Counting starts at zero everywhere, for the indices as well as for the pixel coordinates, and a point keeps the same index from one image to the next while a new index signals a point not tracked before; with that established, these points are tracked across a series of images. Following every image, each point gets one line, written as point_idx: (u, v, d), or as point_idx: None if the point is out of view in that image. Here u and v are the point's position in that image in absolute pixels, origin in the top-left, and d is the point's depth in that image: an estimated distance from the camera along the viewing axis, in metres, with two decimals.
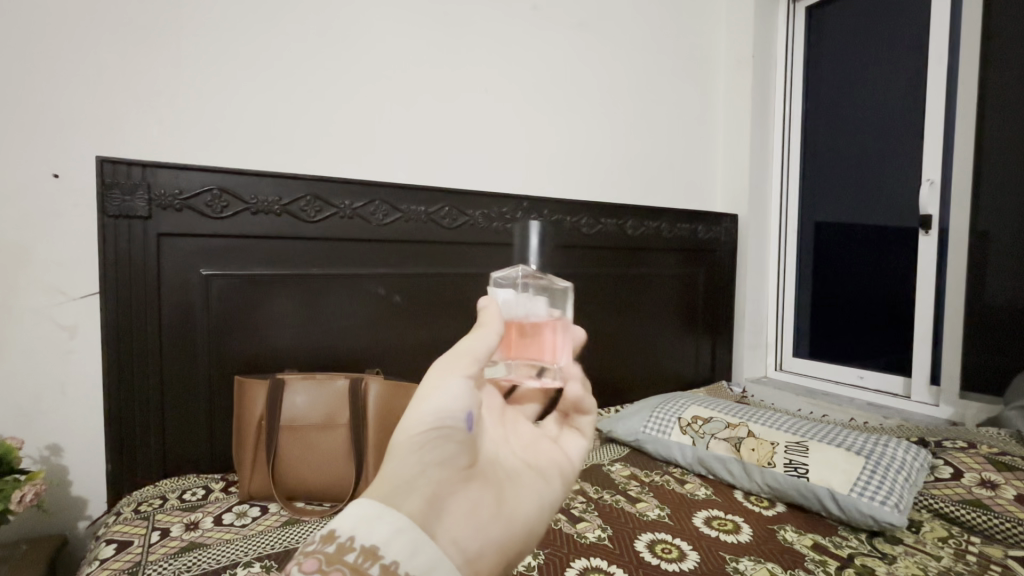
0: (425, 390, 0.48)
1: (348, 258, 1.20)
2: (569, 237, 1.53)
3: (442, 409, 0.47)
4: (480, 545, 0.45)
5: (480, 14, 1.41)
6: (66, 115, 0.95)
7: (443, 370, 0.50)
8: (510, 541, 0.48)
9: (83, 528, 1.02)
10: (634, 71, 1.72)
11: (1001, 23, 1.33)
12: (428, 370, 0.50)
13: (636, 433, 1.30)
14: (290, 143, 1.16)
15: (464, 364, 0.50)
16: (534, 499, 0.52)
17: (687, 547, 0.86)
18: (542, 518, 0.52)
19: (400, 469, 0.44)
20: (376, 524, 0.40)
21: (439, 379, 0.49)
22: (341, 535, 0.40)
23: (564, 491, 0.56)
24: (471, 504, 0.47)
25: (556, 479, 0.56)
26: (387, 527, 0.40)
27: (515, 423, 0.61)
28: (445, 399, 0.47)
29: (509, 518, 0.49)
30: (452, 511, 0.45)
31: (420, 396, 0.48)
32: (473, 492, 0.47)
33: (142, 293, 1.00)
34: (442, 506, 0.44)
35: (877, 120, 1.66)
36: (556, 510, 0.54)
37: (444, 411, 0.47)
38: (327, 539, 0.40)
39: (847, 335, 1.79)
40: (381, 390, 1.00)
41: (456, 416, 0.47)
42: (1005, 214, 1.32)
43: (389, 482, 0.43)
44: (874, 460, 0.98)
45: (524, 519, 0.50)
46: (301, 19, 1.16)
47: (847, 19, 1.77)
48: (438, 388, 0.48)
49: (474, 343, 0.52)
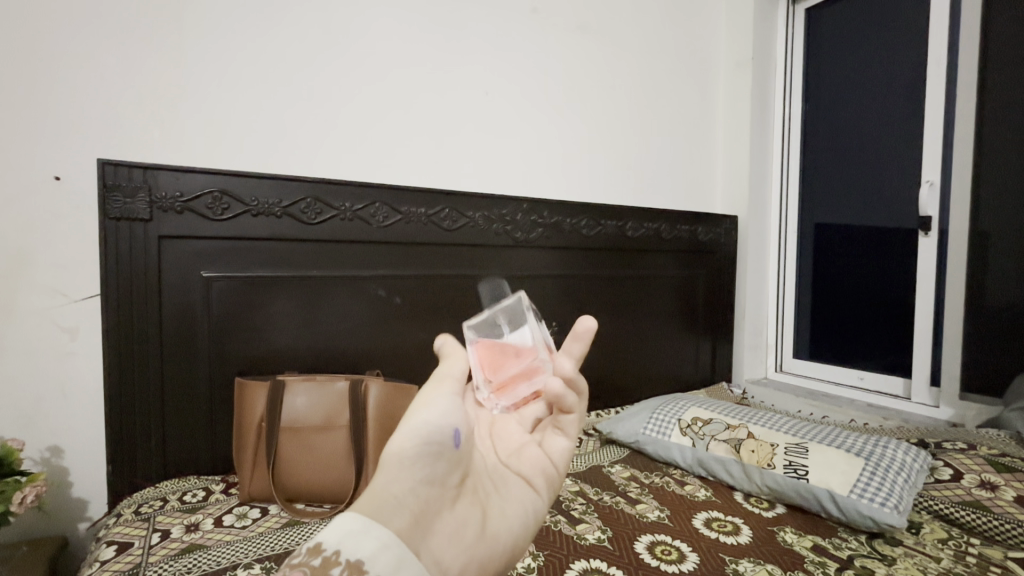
0: (414, 407, 0.48)
1: (349, 259, 1.20)
2: (569, 239, 1.53)
3: (429, 427, 0.46)
4: (463, 564, 0.45)
5: (480, 16, 1.41)
6: (65, 117, 0.96)
7: (431, 393, 0.51)
8: (494, 559, 0.48)
9: (84, 529, 1.02)
10: (636, 72, 1.73)
11: (1001, 23, 1.33)
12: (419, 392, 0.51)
13: (637, 434, 1.30)
14: (291, 145, 1.17)
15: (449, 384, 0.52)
16: (519, 511, 0.52)
17: (687, 548, 0.86)
18: (527, 534, 0.53)
19: (390, 487, 0.44)
20: (362, 540, 0.40)
21: (429, 396, 0.50)
22: (327, 548, 0.39)
23: (551, 496, 0.57)
24: (459, 522, 0.47)
25: (542, 487, 0.56)
26: (372, 543, 0.40)
27: (500, 434, 0.60)
28: (434, 417, 0.47)
29: (493, 536, 0.48)
30: (439, 528, 0.45)
31: (409, 413, 0.48)
32: (459, 510, 0.47)
33: (143, 295, 1.00)
34: (431, 524, 0.44)
35: (877, 121, 1.66)
36: (538, 525, 0.54)
37: (431, 428, 0.46)
38: (314, 552, 0.39)
39: (846, 335, 1.79)
40: (381, 391, 1.01)
41: (450, 434, 0.47)
42: (1005, 215, 1.32)
43: (377, 497, 0.43)
44: (874, 461, 0.99)
45: (509, 537, 0.50)
46: (300, 21, 1.16)
47: (847, 19, 1.77)
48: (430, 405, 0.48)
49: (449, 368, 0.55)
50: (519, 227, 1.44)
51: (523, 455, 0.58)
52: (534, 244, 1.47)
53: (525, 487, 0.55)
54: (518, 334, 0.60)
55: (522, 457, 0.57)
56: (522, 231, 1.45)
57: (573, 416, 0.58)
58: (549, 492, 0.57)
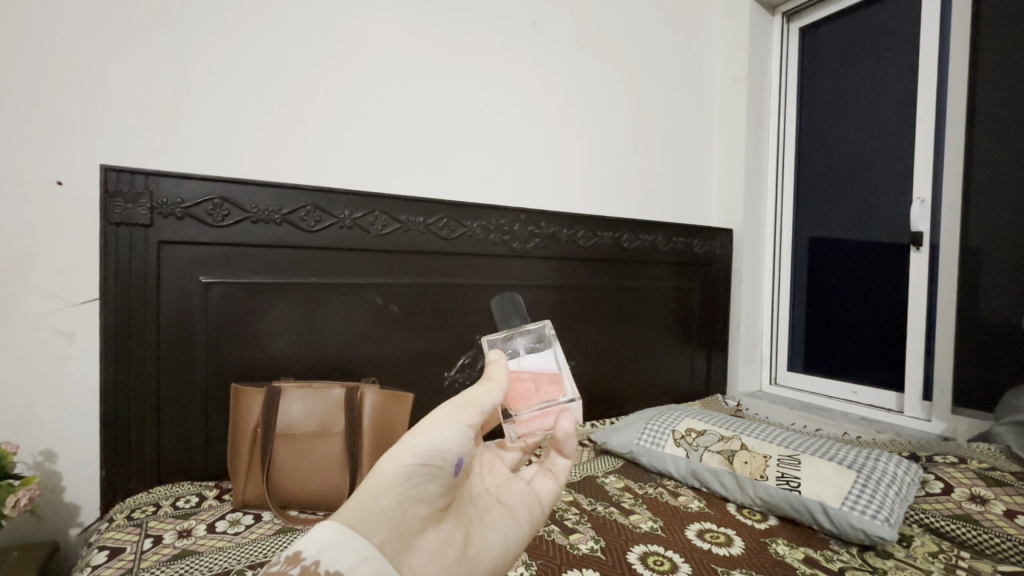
0: (424, 425, 0.48)
1: (347, 268, 1.21)
2: (566, 249, 1.55)
3: (434, 448, 0.47)
4: None
5: (480, 30, 1.44)
6: (69, 125, 0.97)
7: (446, 417, 0.50)
8: None
9: (75, 535, 1.01)
10: (634, 88, 1.77)
11: (988, 47, 1.37)
12: (435, 410, 0.51)
13: (631, 445, 1.30)
14: (291, 155, 1.19)
15: (469, 414, 0.51)
16: (501, 539, 0.54)
17: (679, 559, 0.86)
18: (506, 562, 0.54)
19: (380, 498, 0.44)
20: (342, 550, 0.40)
21: (442, 419, 0.49)
22: (305, 559, 0.40)
23: (534, 530, 0.58)
24: (441, 542, 0.47)
25: (527, 519, 0.57)
26: (352, 554, 0.40)
27: (490, 463, 0.61)
28: (443, 442, 0.47)
29: (473, 559, 0.49)
30: (421, 547, 0.46)
31: (417, 429, 0.48)
32: (444, 530, 0.48)
33: (142, 301, 1.01)
34: (413, 541, 0.45)
35: (869, 138, 1.70)
36: (521, 551, 0.56)
37: (438, 448, 0.47)
38: (292, 561, 0.40)
39: (839, 348, 1.81)
40: (377, 399, 1.02)
41: (454, 462, 0.48)
42: (995, 231, 1.34)
43: (365, 508, 0.43)
44: (865, 474, 0.99)
45: (488, 562, 0.51)
46: (305, 34, 1.19)
47: (840, 38, 1.81)
48: (444, 430, 0.48)
49: (480, 397, 0.53)
50: (517, 236, 1.46)
51: (513, 487, 0.59)
52: (531, 254, 1.48)
53: (513, 518, 0.56)
54: (544, 360, 0.62)
55: (511, 489, 0.59)
56: (520, 240, 1.46)
57: (566, 461, 0.63)
58: (537, 520, 0.59)
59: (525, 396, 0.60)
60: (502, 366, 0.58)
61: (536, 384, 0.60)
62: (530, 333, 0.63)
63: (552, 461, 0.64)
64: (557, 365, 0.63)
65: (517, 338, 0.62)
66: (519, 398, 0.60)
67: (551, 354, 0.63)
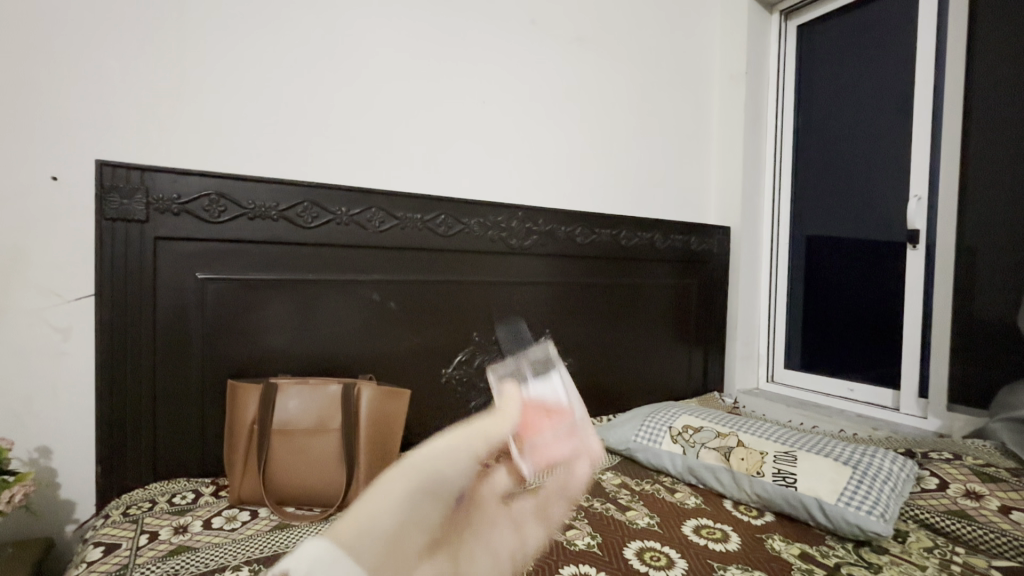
0: (430, 449, 0.44)
1: (343, 264, 1.21)
2: (563, 246, 1.55)
3: (438, 471, 0.43)
4: None
5: (479, 28, 1.44)
6: (64, 119, 0.97)
7: (452, 439, 0.46)
8: None
9: (71, 532, 1.01)
10: (633, 85, 1.77)
11: (985, 45, 1.37)
12: (438, 432, 0.46)
13: (628, 441, 1.30)
14: (288, 151, 1.18)
15: (477, 439, 0.47)
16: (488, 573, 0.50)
17: (675, 555, 0.86)
18: None
19: (376, 519, 0.40)
20: (332, 569, 0.36)
21: (450, 442, 0.45)
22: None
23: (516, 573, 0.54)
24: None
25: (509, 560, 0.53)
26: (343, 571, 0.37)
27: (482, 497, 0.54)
28: (448, 466, 0.44)
29: None
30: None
31: (423, 451, 0.44)
32: (436, 562, 0.44)
33: (137, 297, 1.01)
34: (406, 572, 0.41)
35: (867, 136, 1.70)
36: None
37: (442, 470, 0.43)
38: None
39: (836, 345, 1.82)
40: (373, 395, 1.02)
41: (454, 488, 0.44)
42: (991, 229, 1.34)
43: (360, 528, 0.39)
44: (860, 470, 1.00)
45: None
46: (301, 29, 1.19)
47: (838, 35, 1.81)
48: (450, 455, 0.44)
49: (489, 425, 0.49)
50: (514, 234, 1.46)
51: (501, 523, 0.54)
52: (528, 251, 1.48)
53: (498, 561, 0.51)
54: (556, 387, 0.57)
55: (497, 525, 0.54)
56: (517, 237, 1.46)
57: (563, 503, 0.61)
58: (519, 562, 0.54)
59: (535, 426, 0.53)
60: (514, 397, 0.53)
61: (549, 415, 0.55)
62: (539, 357, 0.59)
63: (547, 496, 0.60)
64: (567, 394, 0.58)
65: (521, 362, 0.57)
66: (531, 429, 0.53)
67: (562, 381, 0.59)
